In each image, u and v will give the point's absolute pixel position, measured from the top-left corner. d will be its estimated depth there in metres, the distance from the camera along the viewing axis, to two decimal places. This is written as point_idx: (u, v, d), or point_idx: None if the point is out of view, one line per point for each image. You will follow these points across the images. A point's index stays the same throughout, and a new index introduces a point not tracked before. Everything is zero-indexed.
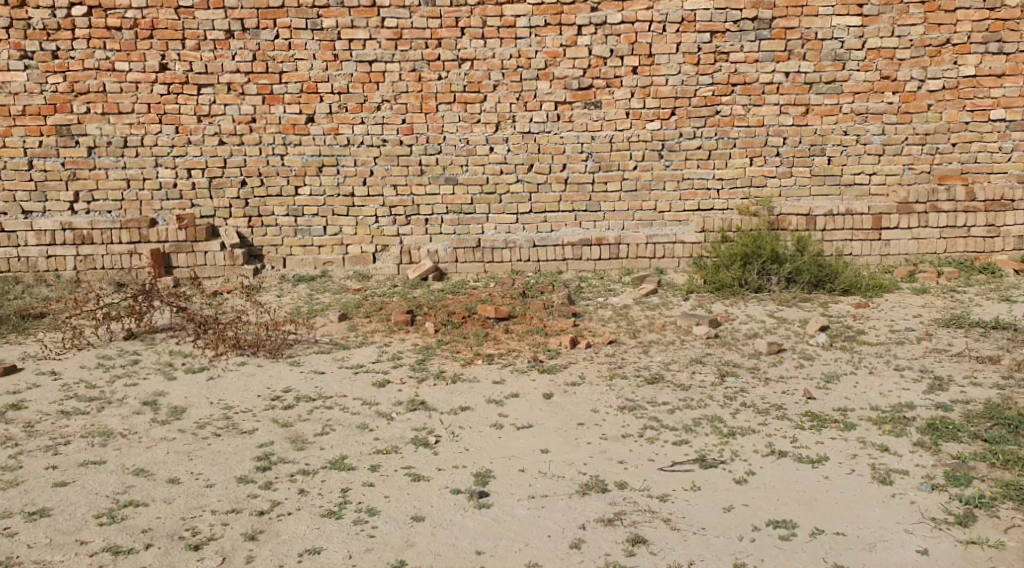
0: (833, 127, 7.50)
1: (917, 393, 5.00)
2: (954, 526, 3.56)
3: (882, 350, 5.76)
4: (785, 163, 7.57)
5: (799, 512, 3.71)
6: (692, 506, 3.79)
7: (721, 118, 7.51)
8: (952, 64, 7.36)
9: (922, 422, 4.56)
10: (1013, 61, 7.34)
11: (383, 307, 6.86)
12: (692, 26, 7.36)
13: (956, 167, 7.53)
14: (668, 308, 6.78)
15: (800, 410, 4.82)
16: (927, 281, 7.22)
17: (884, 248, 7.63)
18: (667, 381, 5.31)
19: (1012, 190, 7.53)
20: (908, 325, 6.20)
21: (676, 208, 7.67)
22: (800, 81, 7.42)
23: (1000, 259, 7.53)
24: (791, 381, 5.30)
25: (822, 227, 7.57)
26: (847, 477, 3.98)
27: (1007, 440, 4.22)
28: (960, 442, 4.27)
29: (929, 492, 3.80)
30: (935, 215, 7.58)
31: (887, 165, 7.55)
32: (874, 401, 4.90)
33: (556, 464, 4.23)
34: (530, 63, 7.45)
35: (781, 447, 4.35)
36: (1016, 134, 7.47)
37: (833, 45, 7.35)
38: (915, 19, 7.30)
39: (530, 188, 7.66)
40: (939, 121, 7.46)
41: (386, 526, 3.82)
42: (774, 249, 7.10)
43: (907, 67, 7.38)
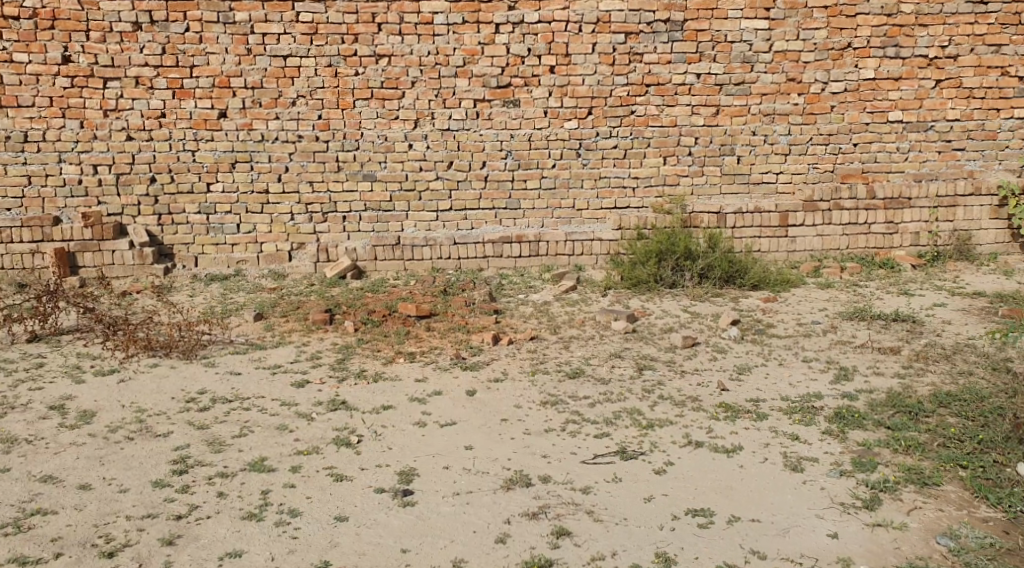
0: (742, 127, 7.73)
1: (824, 383, 5.21)
2: (861, 510, 3.71)
3: (790, 342, 5.98)
4: (697, 163, 7.77)
5: (716, 500, 3.82)
6: (613, 497, 3.87)
7: (636, 118, 7.66)
8: (853, 67, 7.66)
9: (829, 411, 4.75)
10: (909, 65, 7.69)
11: (301, 306, 6.77)
12: (607, 26, 7.48)
13: (857, 167, 7.86)
14: (587, 304, 6.88)
15: (715, 401, 4.97)
16: (831, 276, 7.52)
17: (791, 245, 7.91)
18: (588, 375, 5.41)
19: (909, 188, 7.85)
20: (814, 318, 6.45)
21: (594, 206, 7.80)
22: (711, 82, 7.63)
23: (898, 254, 7.86)
24: (707, 373, 5.45)
25: (732, 224, 7.79)
26: (760, 465, 4.12)
27: (908, 427, 4.44)
28: (865, 430, 4.48)
29: (837, 478, 3.97)
30: (838, 212, 7.87)
31: (792, 165, 7.83)
32: (784, 392, 5.09)
33: (480, 461, 4.25)
34: (448, 60, 7.46)
35: (698, 437, 4.48)
36: (912, 135, 7.83)
37: (742, 48, 7.58)
38: (819, 23, 7.58)
39: (450, 185, 7.67)
40: (841, 122, 7.76)
41: (309, 527, 3.79)
42: (688, 246, 7.25)
43: (812, 70, 7.66)
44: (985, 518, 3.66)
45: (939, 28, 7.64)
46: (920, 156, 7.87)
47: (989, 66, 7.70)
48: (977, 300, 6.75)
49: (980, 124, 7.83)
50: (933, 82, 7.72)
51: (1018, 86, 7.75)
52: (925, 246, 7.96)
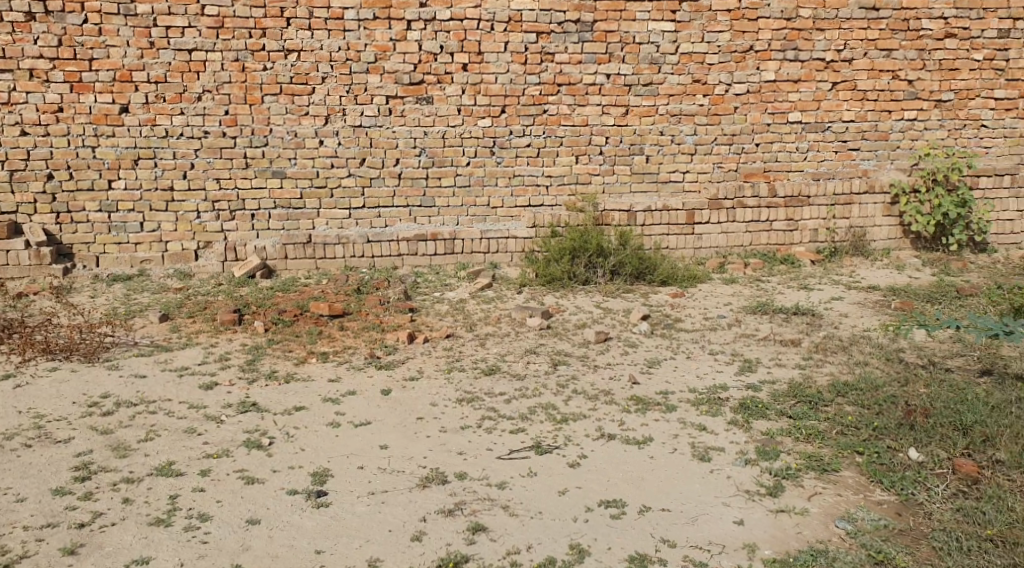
0: (650, 127, 7.89)
1: (730, 375, 5.37)
2: (765, 498, 3.80)
3: (698, 336, 6.16)
4: (607, 161, 7.91)
5: (628, 491, 3.90)
6: (528, 492, 3.91)
7: (548, 117, 7.74)
8: (755, 69, 7.92)
9: (735, 402, 4.91)
10: (807, 68, 7.98)
11: (208, 306, 6.62)
12: (518, 25, 7.54)
13: (760, 166, 8.11)
14: (502, 301, 6.94)
15: (627, 395, 5.08)
16: (736, 272, 7.76)
17: (697, 242, 8.17)
18: (503, 372, 5.45)
19: (808, 187, 8.19)
20: (720, 312, 6.66)
21: (508, 204, 7.85)
22: (621, 83, 7.77)
23: (798, 250, 8.17)
24: (618, 367, 5.56)
25: (642, 222, 8.01)
26: (670, 456, 4.23)
27: (809, 416, 4.62)
28: (768, 419, 4.64)
29: (742, 467, 4.10)
30: (742, 211, 8.15)
31: (698, 164, 8.04)
32: (692, 384, 5.24)
33: (395, 459, 4.25)
34: (359, 56, 7.39)
35: (610, 430, 4.57)
36: (811, 136, 8.12)
37: (650, 49, 7.74)
38: (723, 26, 7.80)
39: (363, 182, 7.61)
40: (744, 122, 8.01)
41: (220, 531, 3.72)
42: (600, 244, 7.38)
43: (716, 72, 7.88)
44: (878, 501, 3.79)
45: (835, 33, 7.95)
46: (818, 156, 8.17)
47: (882, 70, 8.06)
48: (872, 294, 7.07)
49: (874, 125, 8.18)
50: (829, 85, 8.04)
51: (908, 90, 8.13)
52: (822, 242, 8.31)
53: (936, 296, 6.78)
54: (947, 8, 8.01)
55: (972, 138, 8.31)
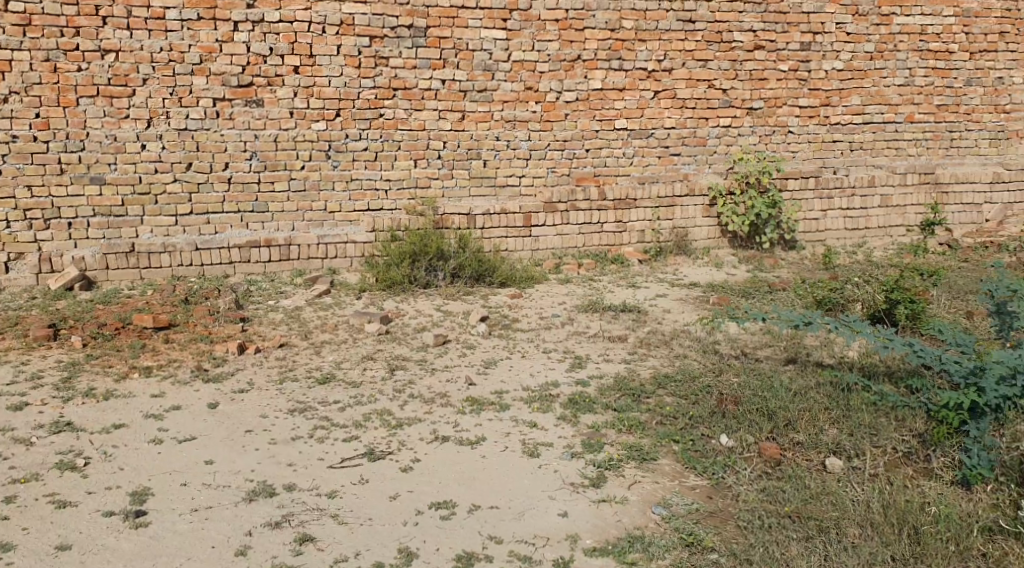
0: (486, 132, 8.03)
1: (562, 372, 5.56)
2: (588, 489, 3.97)
3: (533, 335, 6.32)
4: (445, 166, 7.98)
5: (458, 492, 3.97)
6: (358, 499, 3.91)
7: (384, 121, 7.74)
8: (584, 78, 8.21)
9: (565, 398, 5.09)
10: (631, 77, 8.35)
11: (20, 321, 6.22)
12: (350, 29, 7.50)
13: (590, 171, 8.42)
14: (340, 307, 6.87)
15: (461, 396, 5.17)
16: (570, 272, 8.00)
17: (534, 243, 8.30)
18: (338, 380, 5.42)
19: (634, 190, 8.49)
20: (555, 311, 6.86)
21: (346, 208, 7.77)
22: (455, 88, 7.87)
23: (627, 250, 8.49)
24: (455, 369, 5.64)
25: (480, 226, 8.03)
26: (501, 455, 4.34)
27: (632, 408, 4.85)
28: (595, 413, 4.84)
29: (569, 460, 4.26)
30: (575, 213, 8.36)
31: (533, 169, 8.26)
32: (525, 382, 5.38)
33: (221, 474, 4.14)
34: (184, 57, 7.14)
35: (443, 432, 4.63)
36: (636, 142, 8.51)
37: (482, 56, 7.89)
38: (552, 35, 8.05)
39: (190, 188, 7.35)
40: (574, 129, 8.29)
41: (25, 560, 3.51)
42: (439, 247, 7.43)
43: (546, 79, 8.11)
44: (691, 486, 4.03)
45: (656, 43, 8.36)
46: (643, 160, 8.57)
47: (699, 80, 8.55)
48: (694, 290, 7.48)
49: (693, 132, 8.66)
50: (652, 93, 8.44)
51: (723, 98, 8.66)
52: (649, 242, 8.64)
53: (751, 291, 7.25)
54: (756, 21, 8.60)
55: (781, 143, 8.93)
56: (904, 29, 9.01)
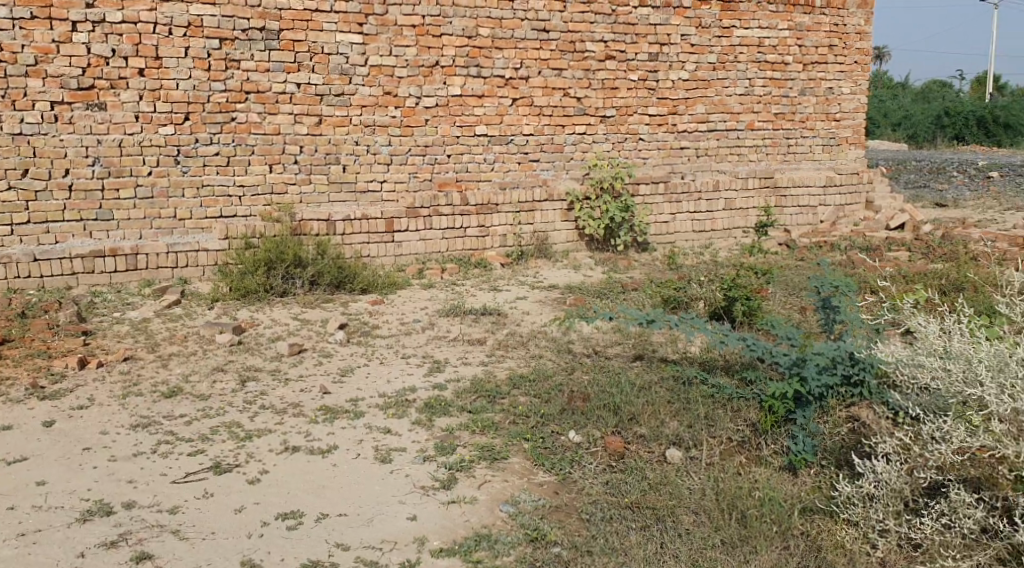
0: (344, 137, 7.96)
1: (419, 377, 5.58)
2: (438, 491, 4.01)
3: (392, 341, 6.31)
4: (302, 171, 7.86)
5: (306, 501, 3.93)
6: (202, 513, 3.82)
7: (237, 125, 7.56)
8: (442, 84, 8.27)
9: (420, 402, 5.11)
10: (489, 84, 8.47)
11: None
12: (199, 31, 7.30)
13: (451, 176, 8.47)
14: (191, 318, 6.66)
15: (315, 405, 5.11)
16: (433, 277, 7.97)
17: (397, 249, 8.26)
18: (186, 393, 5.25)
19: (494, 196, 8.60)
20: (415, 317, 6.87)
21: (197, 215, 7.53)
22: (311, 92, 7.77)
23: (490, 255, 8.54)
24: (309, 379, 5.57)
25: (341, 231, 7.97)
26: (352, 462, 4.32)
27: (486, 410, 4.93)
28: (450, 416, 4.89)
29: (420, 464, 4.29)
30: (437, 218, 8.39)
31: (394, 174, 8.23)
32: (381, 389, 5.38)
33: (54, 496, 3.96)
34: (17, 58, 6.80)
35: (294, 442, 4.58)
36: (496, 148, 8.62)
37: (338, 60, 7.83)
38: (408, 40, 8.07)
39: (26, 196, 6.97)
40: (435, 134, 8.33)
41: None
42: (297, 254, 7.31)
43: (405, 85, 8.12)
44: (539, 483, 4.13)
45: (512, 51, 8.52)
46: (504, 166, 8.69)
47: (554, 88, 8.77)
48: (553, 292, 7.62)
49: (550, 138, 8.86)
50: (510, 100, 8.59)
51: (578, 106, 8.91)
52: (511, 246, 8.73)
53: (606, 292, 7.47)
54: (607, 31, 8.90)
55: (632, 150, 9.25)
56: (744, 41, 9.52)
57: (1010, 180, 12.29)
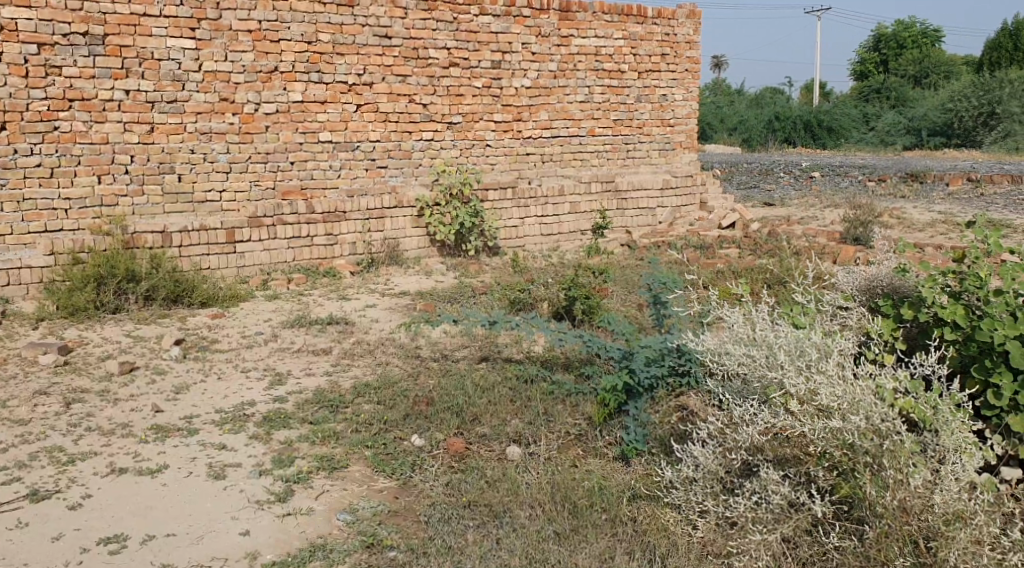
0: (179, 145, 7.68)
1: (259, 390, 5.44)
2: (273, 504, 3.93)
3: (231, 355, 6.12)
4: (134, 181, 7.52)
5: (132, 524, 3.77)
6: (15, 544, 3.60)
7: (60, 135, 7.17)
8: (282, 90, 8.12)
9: (259, 416, 4.99)
10: (331, 90, 8.37)
11: None
12: (14, 35, 6.90)
13: (296, 184, 8.31)
14: (12, 339, 6.25)
15: (146, 424, 4.90)
16: (278, 288, 7.69)
17: (240, 260, 7.91)
18: (3, 419, 4.93)
19: (343, 203, 8.39)
20: (258, 329, 6.69)
21: (19, 229, 7.08)
22: (141, 99, 7.46)
23: (340, 263, 8.30)
24: (142, 398, 5.33)
25: (178, 243, 7.58)
26: (183, 480, 4.18)
27: (328, 420, 4.87)
28: (290, 428, 4.80)
29: (256, 478, 4.19)
30: (282, 227, 8.10)
31: (234, 183, 8.00)
32: (218, 404, 5.21)
33: None
34: None
35: (122, 464, 4.38)
36: (341, 154, 8.52)
37: (170, 65, 7.55)
38: (245, 46, 7.88)
39: None
40: (276, 141, 8.15)
41: None
42: (129, 268, 6.93)
43: (243, 91, 7.92)
44: (379, 488, 4.12)
45: (353, 57, 8.45)
46: (350, 173, 8.60)
47: (399, 94, 8.76)
48: (402, 298, 7.57)
49: (397, 144, 8.83)
50: (354, 106, 8.51)
51: (423, 112, 8.93)
52: (361, 254, 8.51)
53: (454, 296, 7.51)
54: (448, 39, 8.98)
55: (479, 156, 9.37)
56: (582, 50, 9.81)
57: (830, 180, 13.17)
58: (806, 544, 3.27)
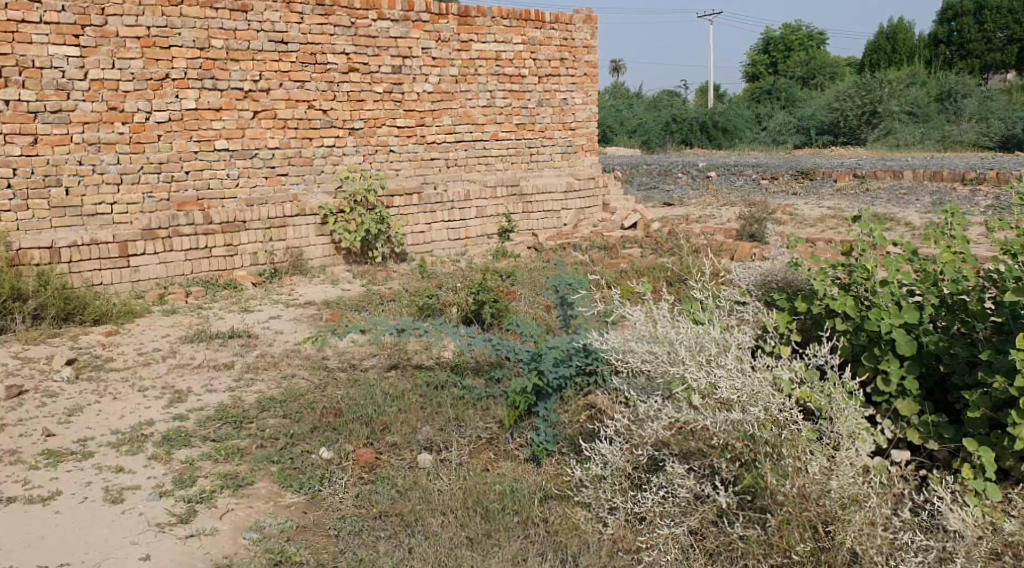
0: (66, 157, 7.36)
1: (158, 409, 5.25)
2: (176, 526, 3.81)
3: (127, 374, 5.89)
4: (18, 196, 7.18)
5: (23, 554, 3.59)
6: None
7: None
8: (174, 97, 7.87)
9: (159, 436, 4.81)
10: (227, 97, 8.16)
11: None
12: None
13: (192, 195, 8.06)
14: None
15: (36, 450, 4.67)
16: (176, 302, 7.43)
17: (134, 274, 7.61)
18: None
19: (242, 213, 8.17)
20: (155, 345, 6.46)
21: None
22: (22, 109, 7.13)
23: (240, 274, 8.05)
24: (31, 422, 5.08)
25: (67, 259, 7.24)
26: (78, 506, 4.00)
27: (232, 436, 4.74)
28: (191, 446, 4.65)
29: (156, 500, 4.05)
30: (178, 239, 7.82)
31: (126, 194, 7.71)
32: (115, 425, 5.01)
33: None
34: None
35: (10, 492, 4.16)
36: (239, 163, 8.32)
37: (53, 74, 7.24)
38: (133, 53, 7.61)
39: None
40: (170, 150, 7.90)
41: None
42: (14, 286, 6.59)
43: (133, 99, 7.65)
44: (286, 504, 4.03)
45: (249, 64, 8.27)
46: (249, 182, 8.41)
47: (297, 100, 8.60)
48: (308, 309, 7.43)
49: (297, 152, 8.68)
50: (251, 113, 8.32)
51: (323, 118, 8.80)
52: (263, 264, 8.28)
53: (362, 304, 7.41)
54: (347, 44, 8.88)
55: (383, 162, 9.29)
56: (482, 54, 9.84)
57: (726, 179, 13.56)
58: (712, 535, 3.35)
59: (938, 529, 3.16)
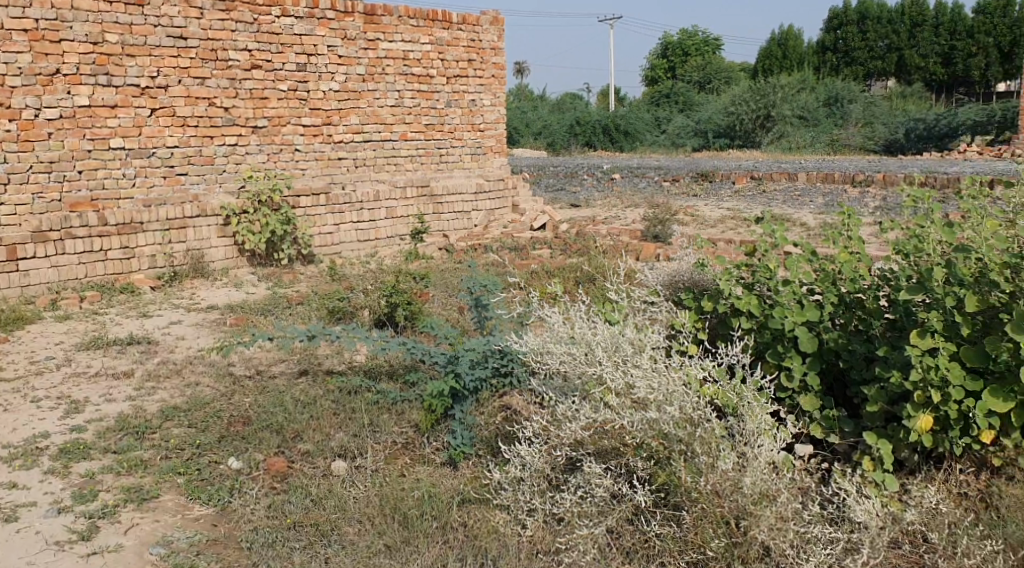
0: None
1: (53, 421, 4.99)
2: (77, 544, 3.63)
3: (18, 384, 5.59)
4: None
5: None
6: None
7: None
8: (66, 94, 7.52)
9: (55, 449, 4.58)
10: (122, 93, 7.84)
11: None
12: None
13: (85, 195, 7.71)
14: None
15: None
16: (69, 308, 7.07)
17: (24, 279, 7.21)
18: None
19: (138, 214, 7.83)
20: (47, 354, 6.15)
21: None
22: None
23: (137, 278, 7.73)
24: None
25: None
26: None
27: (135, 447, 4.55)
28: (90, 459, 4.44)
29: (54, 517, 3.85)
30: (71, 241, 7.46)
31: (13, 195, 7.32)
32: (6, 439, 4.75)
33: None
34: None
35: None
36: (135, 162, 8.00)
37: None
38: (20, 46, 7.24)
39: None
40: (61, 149, 7.54)
41: None
42: None
43: (20, 95, 7.27)
44: (194, 517, 3.89)
45: (145, 59, 7.96)
46: (146, 181, 8.10)
47: (198, 97, 8.34)
48: (211, 313, 7.21)
49: (198, 151, 8.41)
50: (148, 111, 8.02)
51: (225, 116, 8.56)
52: (162, 267, 7.97)
53: (268, 308, 7.24)
54: (249, 41, 8.66)
55: (288, 161, 9.10)
56: (389, 54, 9.73)
57: (630, 181, 13.80)
58: (628, 533, 3.40)
59: (844, 521, 3.26)
